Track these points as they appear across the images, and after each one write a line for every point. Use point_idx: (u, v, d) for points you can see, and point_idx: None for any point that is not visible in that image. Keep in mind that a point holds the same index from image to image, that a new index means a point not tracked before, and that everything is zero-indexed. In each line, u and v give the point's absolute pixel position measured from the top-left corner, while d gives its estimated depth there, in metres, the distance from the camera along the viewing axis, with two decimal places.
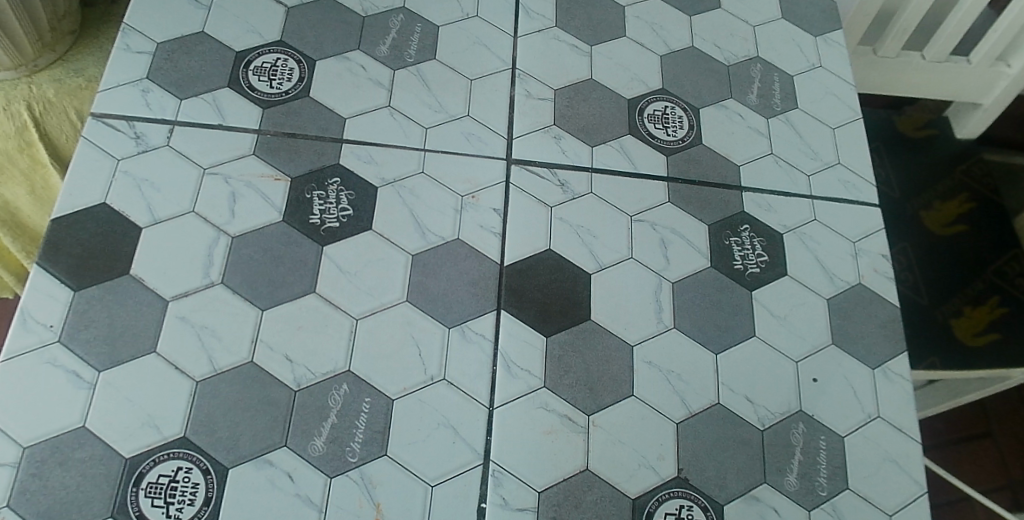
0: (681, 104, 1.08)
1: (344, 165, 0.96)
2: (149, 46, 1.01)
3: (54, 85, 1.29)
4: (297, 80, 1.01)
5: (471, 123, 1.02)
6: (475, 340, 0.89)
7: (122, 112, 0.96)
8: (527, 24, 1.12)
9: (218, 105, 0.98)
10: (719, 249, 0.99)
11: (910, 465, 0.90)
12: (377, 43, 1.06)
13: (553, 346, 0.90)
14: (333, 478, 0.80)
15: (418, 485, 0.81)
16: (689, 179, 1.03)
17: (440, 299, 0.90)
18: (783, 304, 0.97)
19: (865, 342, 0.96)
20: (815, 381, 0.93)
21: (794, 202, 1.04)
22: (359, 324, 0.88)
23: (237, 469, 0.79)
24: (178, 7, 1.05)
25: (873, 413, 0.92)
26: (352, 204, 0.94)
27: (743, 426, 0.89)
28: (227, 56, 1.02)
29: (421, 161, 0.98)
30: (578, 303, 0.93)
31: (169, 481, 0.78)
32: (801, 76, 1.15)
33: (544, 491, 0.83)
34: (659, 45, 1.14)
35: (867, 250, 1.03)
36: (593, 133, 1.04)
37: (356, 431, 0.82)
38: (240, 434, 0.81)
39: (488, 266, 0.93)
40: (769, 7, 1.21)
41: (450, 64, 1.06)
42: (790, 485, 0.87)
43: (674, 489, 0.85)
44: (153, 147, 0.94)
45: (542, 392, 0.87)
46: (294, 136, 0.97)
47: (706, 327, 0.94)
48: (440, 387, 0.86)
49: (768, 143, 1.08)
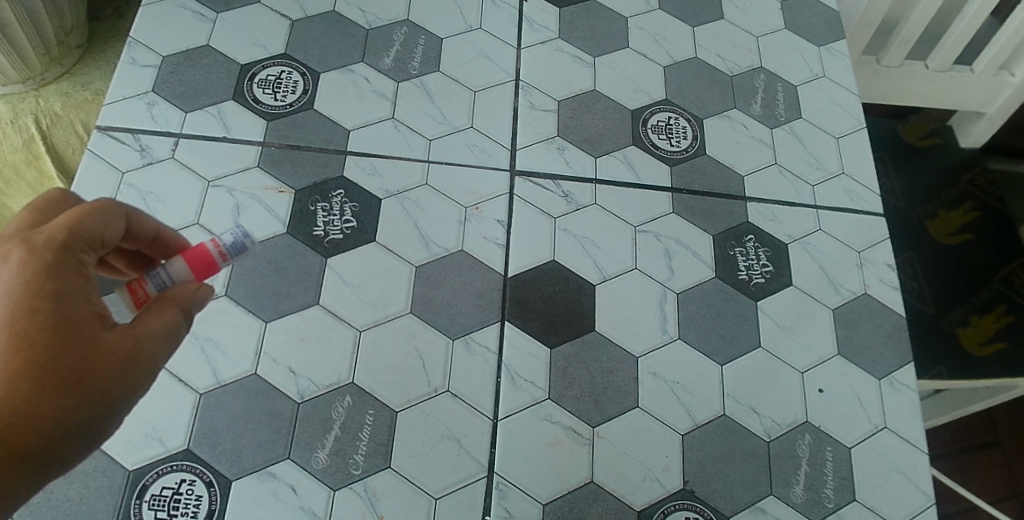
0: (684, 115, 1.09)
1: (348, 177, 0.96)
2: (154, 60, 1.02)
3: (61, 99, 1.31)
4: (301, 92, 1.01)
5: (475, 135, 1.02)
6: (478, 352, 0.88)
7: (128, 125, 0.96)
8: (531, 36, 1.12)
9: (223, 117, 0.98)
10: (724, 260, 0.99)
11: (917, 476, 0.89)
12: (381, 56, 1.06)
13: (557, 358, 0.89)
14: (337, 491, 0.80)
15: (421, 498, 0.80)
16: (693, 189, 1.03)
17: (444, 311, 0.90)
18: (788, 315, 0.97)
19: (871, 353, 0.96)
20: (820, 392, 0.93)
21: (798, 212, 1.04)
22: (362, 335, 0.87)
23: (241, 481, 0.79)
24: (184, 20, 1.06)
25: (879, 423, 0.92)
26: (356, 216, 0.94)
27: (748, 437, 0.89)
28: (232, 69, 1.02)
29: (424, 172, 0.98)
30: (582, 314, 0.93)
31: (172, 493, 0.78)
32: (804, 86, 1.15)
33: (548, 503, 0.82)
34: (662, 56, 1.14)
35: (873, 260, 1.02)
36: (597, 144, 1.04)
37: (360, 443, 0.82)
38: (244, 446, 0.81)
39: (492, 277, 0.93)
40: (772, 17, 1.21)
41: (454, 76, 1.06)
42: (796, 497, 0.87)
43: (679, 501, 0.85)
44: (158, 159, 0.95)
45: (546, 404, 0.87)
46: (298, 148, 0.97)
47: (711, 338, 0.94)
48: (444, 399, 0.85)
49: (772, 153, 1.08)
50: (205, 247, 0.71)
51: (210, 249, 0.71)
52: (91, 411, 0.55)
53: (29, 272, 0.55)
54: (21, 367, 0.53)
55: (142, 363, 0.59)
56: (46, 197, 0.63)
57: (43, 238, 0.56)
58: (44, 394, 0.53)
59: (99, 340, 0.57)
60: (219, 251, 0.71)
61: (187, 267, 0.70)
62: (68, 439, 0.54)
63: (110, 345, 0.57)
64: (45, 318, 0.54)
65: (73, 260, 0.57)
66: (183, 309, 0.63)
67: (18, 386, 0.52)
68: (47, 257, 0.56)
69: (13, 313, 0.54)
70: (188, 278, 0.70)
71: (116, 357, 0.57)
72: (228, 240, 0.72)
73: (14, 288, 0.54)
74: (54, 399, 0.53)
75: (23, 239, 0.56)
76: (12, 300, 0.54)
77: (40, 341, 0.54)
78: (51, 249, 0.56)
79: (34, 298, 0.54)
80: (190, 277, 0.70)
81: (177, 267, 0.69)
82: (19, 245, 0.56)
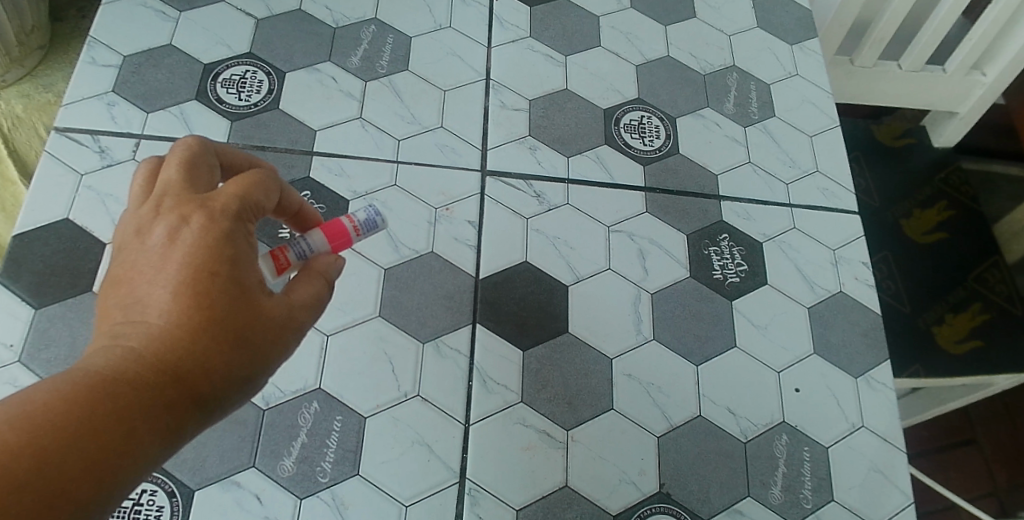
0: (657, 114, 1.08)
1: (314, 178, 0.94)
2: (115, 59, 0.99)
3: (22, 101, 1.27)
4: (267, 92, 0.99)
5: (445, 134, 1.00)
6: (450, 355, 0.87)
7: (87, 126, 0.94)
8: (501, 34, 1.11)
9: (186, 118, 0.96)
10: (698, 259, 0.98)
11: (895, 475, 0.89)
12: (348, 55, 1.04)
13: (529, 360, 0.88)
14: (304, 499, 0.78)
15: (392, 505, 0.78)
16: (666, 188, 1.02)
17: (413, 313, 0.88)
18: (763, 314, 0.96)
19: (847, 351, 0.95)
20: (797, 391, 0.92)
21: (772, 211, 1.03)
22: (329, 340, 0.85)
23: (204, 491, 0.77)
24: (146, 19, 1.03)
25: (857, 422, 0.91)
26: (323, 217, 0.92)
27: (724, 438, 0.88)
28: (195, 68, 1.00)
29: (393, 173, 0.96)
30: (555, 315, 0.91)
31: (132, 504, 0.75)
32: (777, 84, 1.14)
33: (522, 508, 0.81)
34: (635, 55, 1.13)
35: (848, 258, 1.02)
36: (569, 143, 1.03)
37: (327, 450, 0.80)
38: (207, 455, 0.78)
39: (463, 279, 0.91)
40: (744, 15, 1.21)
41: (423, 75, 1.05)
42: (773, 498, 0.86)
43: (656, 505, 0.83)
44: (118, 161, 0.92)
45: (519, 407, 0.85)
46: (264, 149, 0.95)
47: (686, 339, 0.92)
48: (414, 404, 0.83)
49: (746, 151, 1.07)
50: (340, 223, 0.72)
51: (346, 224, 0.72)
52: (256, 369, 0.55)
53: (209, 235, 0.55)
54: (203, 322, 0.52)
55: (297, 327, 0.59)
56: (188, 143, 0.61)
57: (218, 206, 0.57)
58: (222, 348, 0.53)
59: (264, 304, 0.57)
60: (353, 226, 0.72)
61: (324, 239, 0.71)
62: (231, 395, 0.54)
63: (274, 309, 0.57)
64: (223, 281, 0.54)
65: (243, 229, 0.57)
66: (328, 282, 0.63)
67: (200, 339, 0.52)
68: (223, 223, 0.56)
69: (195, 272, 0.53)
70: (326, 250, 0.71)
71: (279, 320, 0.57)
72: (361, 216, 0.73)
73: (197, 248, 0.54)
74: (228, 355, 0.54)
75: (200, 204, 0.56)
76: (193, 260, 0.54)
77: (220, 301, 0.54)
78: (227, 218, 0.56)
79: (214, 262, 0.54)
80: (328, 249, 0.71)
81: (316, 239, 0.71)
82: (196, 210, 0.56)
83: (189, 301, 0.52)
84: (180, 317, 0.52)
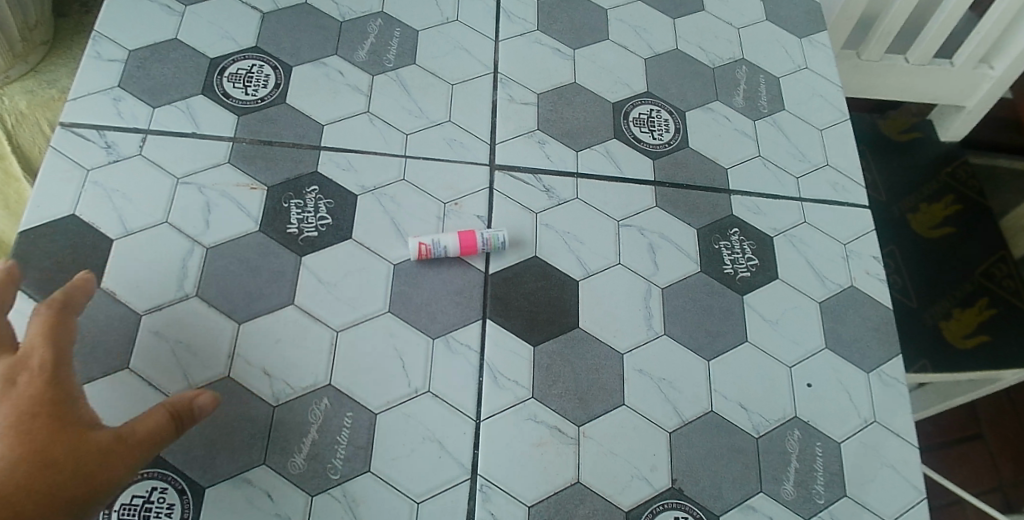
0: (666, 108, 1.07)
1: (322, 173, 0.93)
2: (121, 54, 0.99)
3: (26, 97, 1.27)
4: (273, 86, 0.98)
5: (453, 129, 1.00)
6: (459, 351, 0.86)
7: (93, 120, 0.93)
8: (509, 27, 1.10)
9: (192, 113, 0.95)
10: (709, 254, 0.97)
11: (908, 470, 0.88)
12: (354, 48, 1.03)
13: (540, 356, 0.87)
14: (315, 497, 0.77)
15: (403, 502, 0.78)
16: (676, 182, 1.01)
17: (423, 309, 0.88)
18: (774, 308, 0.95)
19: (859, 346, 0.95)
20: (809, 386, 0.91)
21: (783, 205, 1.02)
22: (339, 335, 0.85)
23: (215, 488, 0.76)
24: (151, 13, 1.02)
25: (869, 417, 0.90)
26: (332, 213, 0.92)
27: (736, 434, 0.87)
28: (201, 62, 0.99)
29: (401, 168, 0.96)
30: (565, 310, 0.90)
31: (143, 502, 0.75)
32: (787, 78, 1.13)
33: (533, 505, 0.80)
34: (643, 48, 1.12)
35: (859, 253, 1.01)
36: (578, 137, 1.02)
37: (338, 447, 0.80)
38: (217, 452, 0.78)
39: (473, 275, 0.91)
40: (753, 8, 1.20)
41: (431, 69, 1.04)
42: (786, 494, 0.85)
43: (668, 500, 0.83)
44: (124, 156, 0.91)
45: (530, 403, 0.84)
46: (270, 144, 0.94)
47: (698, 334, 0.92)
48: (425, 400, 0.83)
49: (755, 145, 1.06)
50: (475, 238, 0.91)
51: (479, 239, 0.91)
52: (89, 490, 0.63)
53: (31, 387, 0.65)
54: (28, 458, 0.61)
55: (130, 455, 0.65)
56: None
57: (35, 360, 0.67)
58: (46, 475, 0.61)
59: (91, 437, 0.65)
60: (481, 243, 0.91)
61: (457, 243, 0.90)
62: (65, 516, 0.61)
63: (103, 440, 0.65)
64: (45, 421, 0.63)
65: (64, 377, 0.67)
66: (173, 412, 0.69)
67: (27, 469, 0.60)
68: (42, 374, 0.66)
69: (19, 415, 0.63)
70: (455, 253, 0.90)
71: (108, 451, 0.64)
72: (491, 236, 0.91)
73: (23, 397, 0.64)
74: (57, 480, 0.61)
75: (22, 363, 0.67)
76: (18, 407, 0.63)
77: (45, 436, 0.63)
78: (48, 369, 0.67)
79: (36, 407, 0.64)
80: (458, 253, 0.90)
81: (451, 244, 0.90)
82: (20, 369, 0.66)
83: (13, 439, 0.61)
84: (6, 454, 0.61)
